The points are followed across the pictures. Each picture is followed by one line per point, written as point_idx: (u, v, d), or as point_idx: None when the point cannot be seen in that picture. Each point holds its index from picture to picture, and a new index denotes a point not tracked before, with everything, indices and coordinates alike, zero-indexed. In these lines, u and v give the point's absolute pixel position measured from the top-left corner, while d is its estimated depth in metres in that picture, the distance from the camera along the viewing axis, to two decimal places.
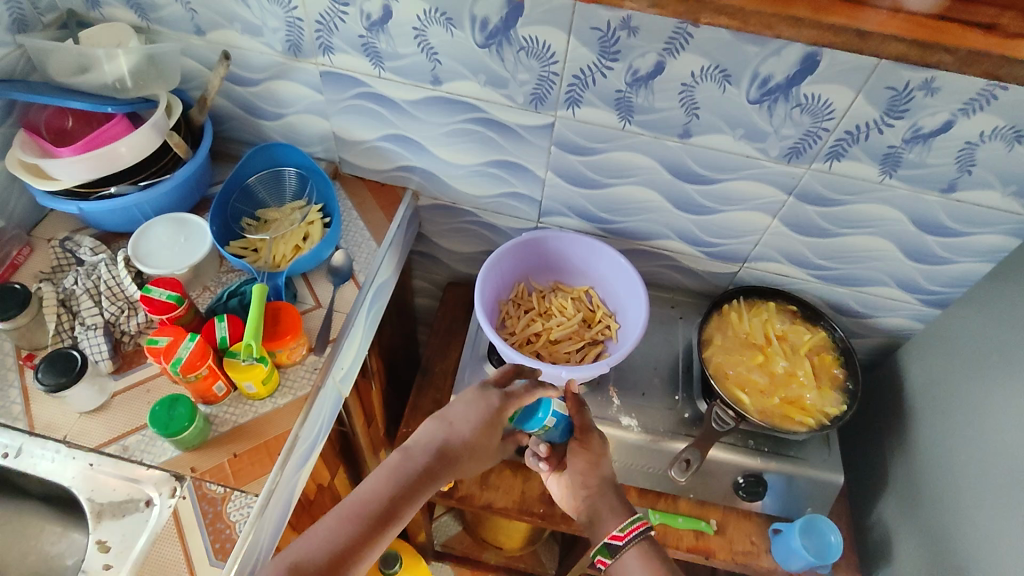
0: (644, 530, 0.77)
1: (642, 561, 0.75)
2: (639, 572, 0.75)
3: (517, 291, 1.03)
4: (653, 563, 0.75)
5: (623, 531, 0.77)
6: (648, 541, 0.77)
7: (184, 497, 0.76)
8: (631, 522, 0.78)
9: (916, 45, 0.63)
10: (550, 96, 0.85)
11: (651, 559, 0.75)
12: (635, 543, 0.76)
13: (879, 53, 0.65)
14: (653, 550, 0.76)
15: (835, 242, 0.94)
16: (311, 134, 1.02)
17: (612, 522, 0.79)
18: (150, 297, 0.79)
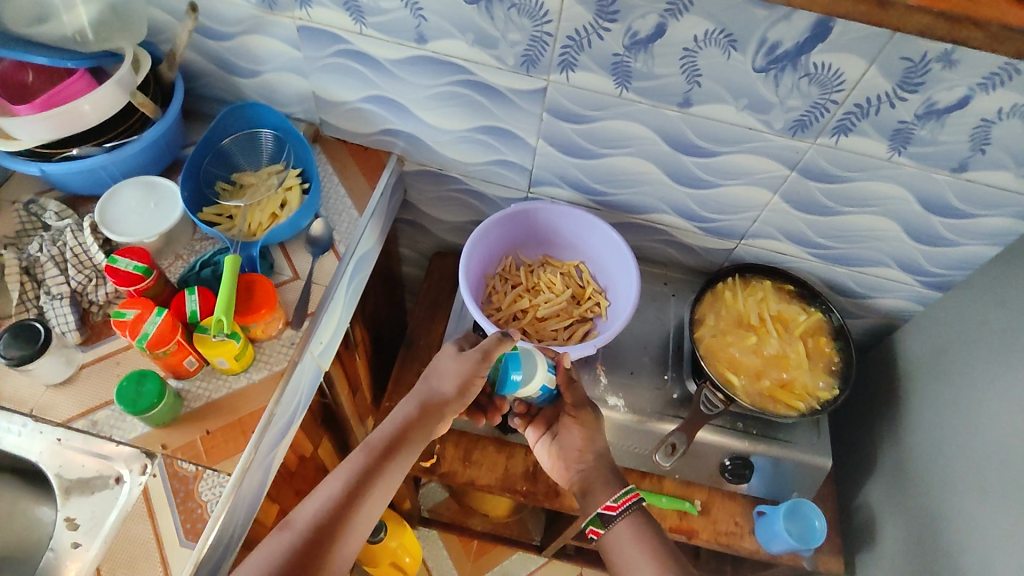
0: (636, 501, 0.78)
1: (634, 530, 0.76)
2: (630, 541, 0.75)
3: (504, 265, 1.00)
4: (645, 533, 0.76)
5: (616, 501, 0.78)
6: (641, 512, 0.78)
7: (155, 475, 0.74)
8: (623, 493, 0.79)
9: None
10: (542, 58, 0.79)
11: (644, 527, 0.76)
12: (628, 513, 0.77)
13: None
14: (646, 520, 0.77)
15: (836, 220, 0.91)
16: (290, 94, 0.96)
17: (604, 495, 0.79)
18: (116, 268, 0.75)
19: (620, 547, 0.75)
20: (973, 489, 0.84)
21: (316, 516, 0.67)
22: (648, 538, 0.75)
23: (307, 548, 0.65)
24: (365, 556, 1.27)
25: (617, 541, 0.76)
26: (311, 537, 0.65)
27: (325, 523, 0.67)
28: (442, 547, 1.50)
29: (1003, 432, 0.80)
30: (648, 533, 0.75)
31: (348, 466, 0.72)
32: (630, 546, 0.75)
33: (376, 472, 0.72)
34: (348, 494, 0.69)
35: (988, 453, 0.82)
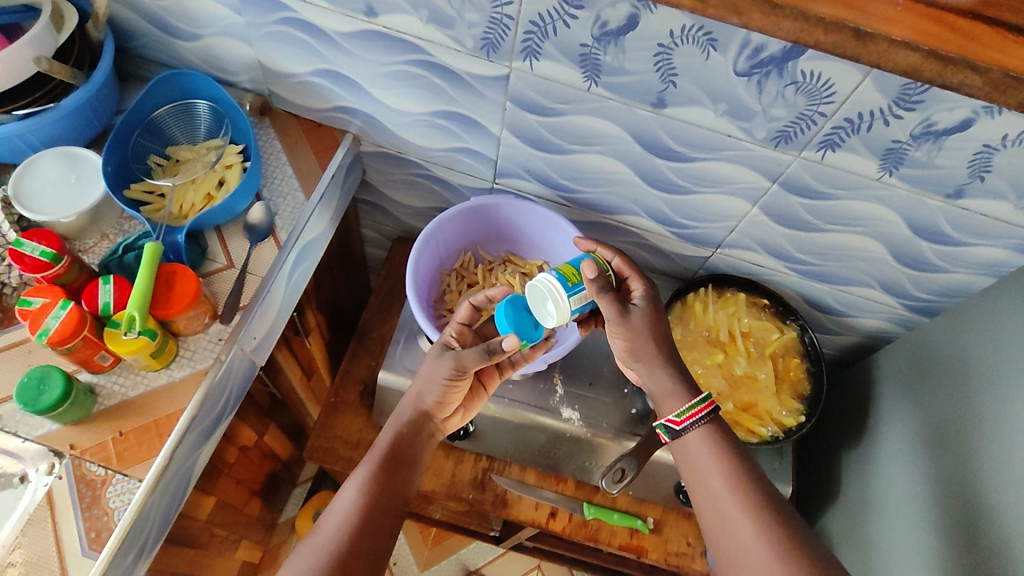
0: (709, 412, 0.71)
1: (708, 442, 0.70)
2: (702, 454, 0.70)
3: (462, 261, 0.95)
4: (715, 447, 0.69)
5: (680, 416, 0.71)
6: (711, 423, 0.71)
7: (60, 477, 0.68)
8: (690, 408, 0.71)
9: (932, 57, 0.52)
10: (503, 43, 0.71)
11: (720, 441, 0.70)
12: (699, 424, 0.71)
13: (881, 61, 0.54)
14: (720, 431, 0.71)
15: (818, 237, 0.84)
16: (235, 61, 0.88)
17: (669, 407, 0.72)
18: (21, 253, 0.68)
19: (694, 457, 0.70)
20: (920, 531, 0.79)
21: (350, 520, 0.65)
22: (724, 450, 0.69)
23: (350, 554, 0.62)
24: None
25: (686, 451, 0.71)
26: (351, 544, 0.63)
27: (363, 525, 0.65)
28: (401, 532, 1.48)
29: (957, 476, 0.75)
30: (722, 447, 0.69)
31: (367, 465, 0.70)
32: (702, 460, 0.69)
33: (393, 475, 0.70)
34: (374, 493, 0.67)
35: (937, 498, 0.78)
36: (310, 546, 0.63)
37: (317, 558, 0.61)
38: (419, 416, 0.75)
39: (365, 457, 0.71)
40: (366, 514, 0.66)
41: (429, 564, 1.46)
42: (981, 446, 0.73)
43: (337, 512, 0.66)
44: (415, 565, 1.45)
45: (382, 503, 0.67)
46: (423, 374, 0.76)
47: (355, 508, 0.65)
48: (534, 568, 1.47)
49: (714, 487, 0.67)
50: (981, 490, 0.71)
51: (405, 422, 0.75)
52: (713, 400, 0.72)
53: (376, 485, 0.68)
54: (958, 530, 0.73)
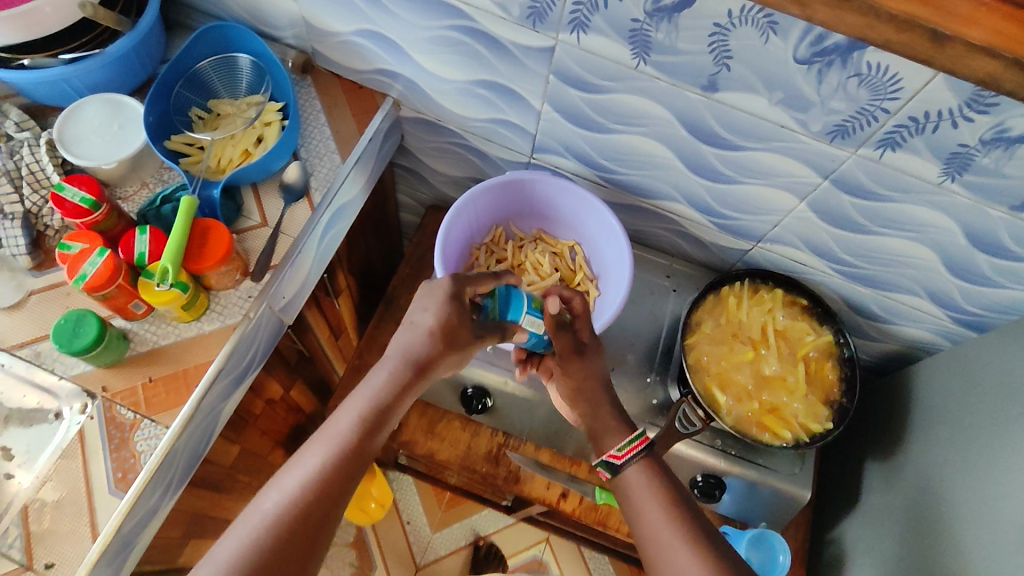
0: (645, 447, 0.72)
1: (647, 479, 0.70)
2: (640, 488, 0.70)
3: (493, 236, 0.92)
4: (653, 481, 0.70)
5: (621, 450, 0.72)
6: (651, 459, 0.71)
7: (92, 418, 0.70)
8: (631, 441, 0.72)
9: (1015, 65, 0.48)
10: (551, 14, 0.68)
11: (654, 476, 0.70)
12: (636, 459, 0.71)
13: (958, 63, 0.49)
14: (656, 469, 0.71)
15: (867, 239, 0.80)
16: (280, 17, 0.87)
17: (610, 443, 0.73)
18: (62, 197, 0.70)
19: (634, 496, 0.69)
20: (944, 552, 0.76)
21: (301, 496, 0.60)
22: (659, 484, 0.69)
23: (294, 534, 0.59)
24: None
25: (626, 488, 0.71)
26: (298, 520, 0.59)
27: (313, 506, 0.60)
28: (416, 493, 1.52)
29: (989, 503, 0.72)
30: (658, 482, 0.69)
31: (331, 437, 0.64)
32: (639, 495, 0.69)
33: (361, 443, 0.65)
34: (332, 469, 0.62)
35: (968, 523, 0.74)
36: (255, 511, 0.59)
37: (257, 535, 0.58)
38: (404, 377, 0.68)
39: (332, 423, 0.65)
40: (321, 493, 0.61)
41: (441, 525, 1.49)
42: (1018, 473, 0.69)
43: (290, 481, 0.61)
44: (427, 525, 1.49)
45: (340, 482, 0.63)
46: (422, 318, 0.69)
47: (308, 486, 0.61)
48: (542, 540, 1.49)
49: (653, 523, 0.66)
50: (1011, 520, 0.68)
51: (381, 389, 0.67)
52: (650, 435, 0.73)
53: (336, 463, 0.63)
54: (985, 557, 0.70)
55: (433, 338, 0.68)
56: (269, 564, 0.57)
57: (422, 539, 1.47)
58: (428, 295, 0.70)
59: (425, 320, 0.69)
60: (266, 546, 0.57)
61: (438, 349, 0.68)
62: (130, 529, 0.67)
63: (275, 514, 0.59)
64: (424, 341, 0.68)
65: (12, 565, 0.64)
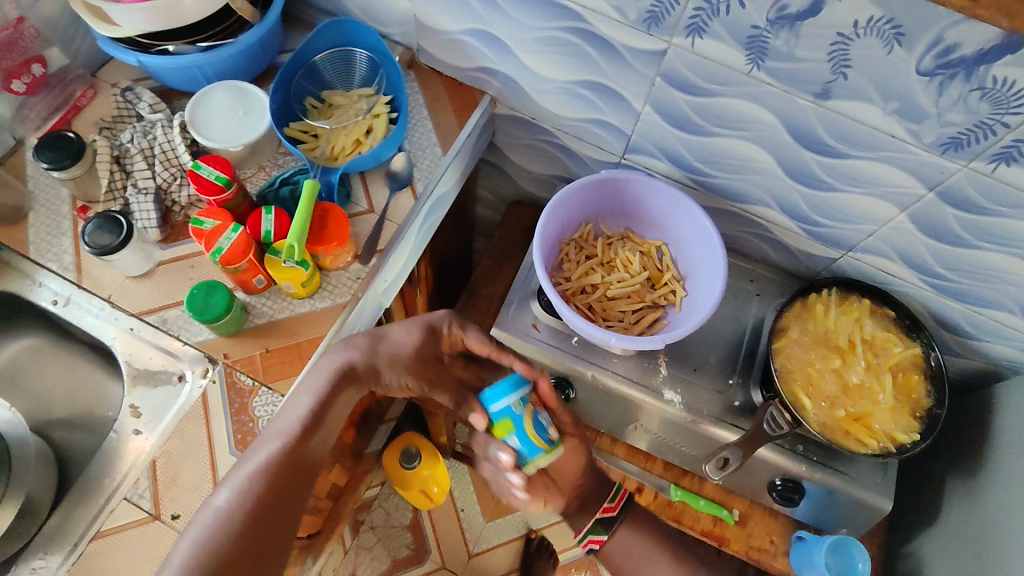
0: None
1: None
2: None
3: (582, 232, 0.95)
4: None
5: None
6: None
7: (214, 381, 0.75)
8: None
9: None
10: (668, 18, 0.71)
11: None
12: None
13: None
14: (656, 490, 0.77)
15: (965, 253, 0.80)
16: (392, 14, 0.92)
17: None
18: (199, 175, 0.74)
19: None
20: None
21: (250, 496, 0.63)
22: None
23: (247, 528, 0.62)
24: (398, 479, 1.31)
25: None
26: (247, 519, 0.63)
27: (263, 504, 0.64)
28: (471, 483, 1.55)
29: None
30: None
31: (277, 438, 0.67)
32: None
33: (303, 441, 0.68)
34: (280, 466, 0.66)
35: None
36: (205, 512, 0.63)
37: (209, 535, 0.61)
38: (340, 379, 0.72)
39: (278, 422, 0.69)
40: (271, 490, 0.65)
41: (493, 515, 1.52)
42: None
43: (237, 481, 0.64)
44: (481, 515, 1.52)
45: (287, 478, 0.66)
46: (389, 339, 0.77)
47: (257, 479, 0.64)
48: None
49: None
50: None
51: (320, 389, 0.71)
52: None
53: (283, 460, 0.66)
54: None
55: (404, 362, 0.77)
56: (223, 558, 0.60)
57: (475, 527, 1.51)
58: (406, 321, 0.79)
59: (388, 339, 0.77)
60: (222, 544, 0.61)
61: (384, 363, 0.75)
62: None
63: (225, 512, 0.62)
64: (374, 354, 0.75)
65: (141, 514, 0.69)
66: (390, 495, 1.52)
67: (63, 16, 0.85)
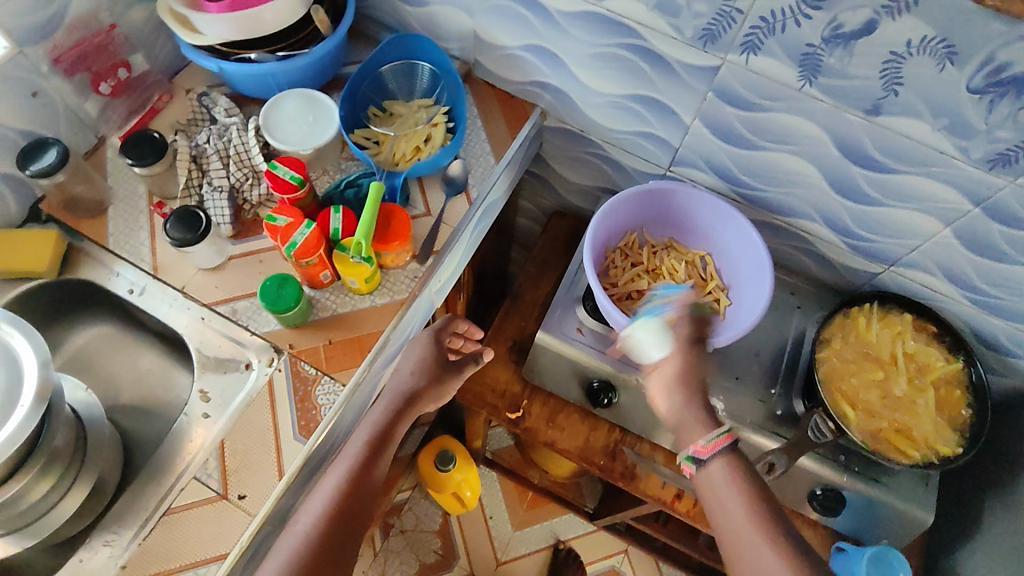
0: (729, 443, 0.71)
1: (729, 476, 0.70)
2: (725, 489, 0.69)
3: (628, 241, 0.98)
4: (740, 482, 0.69)
5: (708, 443, 0.70)
6: (734, 456, 0.71)
7: (279, 369, 0.78)
8: (717, 435, 0.71)
9: None
10: (725, 35, 0.74)
11: (737, 473, 0.70)
12: (720, 455, 0.71)
13: None
14: (738, 464, 0.71)
15: (1010, 269, 0.81)
16: (451, 30, 0.97)
17: (695, 434, 0.71)
18: (275, 174, 0.79)
19: (712, 488, 0.70)
20: None
21: (324, 520, 0.66)
22: (745, 485, 0.68)
23: (328, 542, 0.66)
24: (431, 482, 1.33)
25: (710, 483, 0.71)
26: (326, 534, 0.66)
27: (339, 520, 0.67)
28: (500, 491, 1.56)
29: None
30: (740, 479, 0.69)
31: (345, 461, 0.71)
32: (724, 491, 0.69)
33: (370, 461, 0.72)
34: (349, 489, 0.69)
35: None
36: (289, 534, 0.66)
37: (296, 551, 0.64)
38: (398, 409, 0.77)
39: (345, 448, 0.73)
40: (340, 509, 0.68)
41: (522, 524, 1.53)
42: None
43: (315, 504, 0.68)
44: (509, 523, 1.53)
45: (359, 492, 0.70)
46: (410, 358, 0.82)
47: (331, 497, 0.68)
48: (620, 551, 1.51)
49: (733, 524, 0.67)
50: None
51: (381, 416, 0.76)
52: (734, 432, 0.72)
53: (353, 479, 0.70)
54: None
55: (427, 366, 0.81)
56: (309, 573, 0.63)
57: (503, 535, 1.51)
58: (419, 339, 0.84)
59: (413, 356, 0.82)
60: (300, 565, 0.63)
61: (426, 382, 0.80)
62: (305, 473, 0.74)
63: (306, 531, 0.66)
64: (426, 379, 0.80)
65: (210, 493, 0.71)
66: (420, 500, 1.54)
67: (148, 24, 0.91)
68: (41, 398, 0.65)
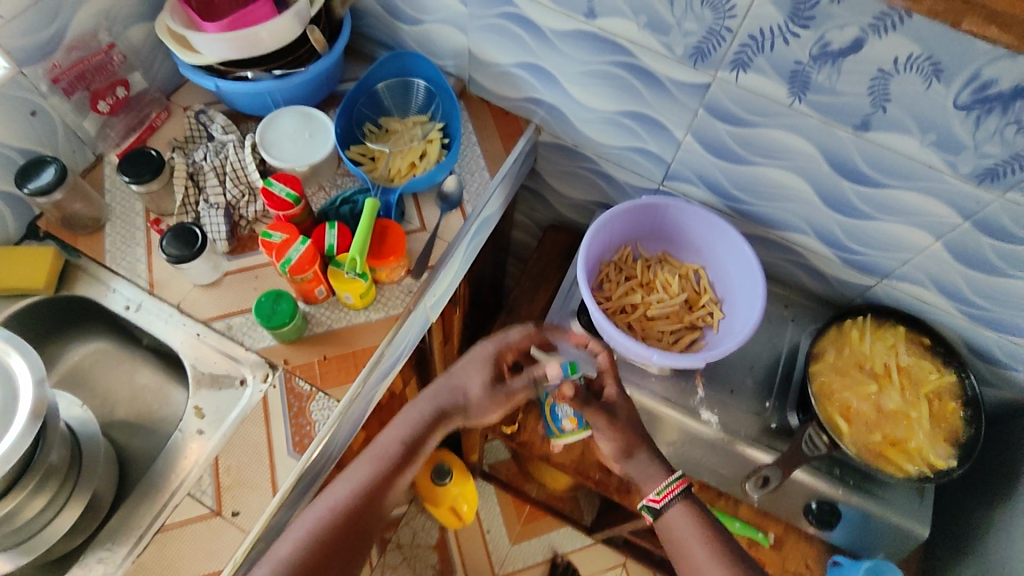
0: (682, 488, 0.78)
1: (687, 518, 0.76)
2: (684, 529, 0.76)
3: (622, 255, 0.98)
4: (696, 522, 0.76)
5: (660, 493, 0.78)
6: (687, 500, 0.78)
7: (274, 386, 0.78)
8: (668, 483, 0.78)
9: None
10: (714, 53, 0.75)
11: (694, 515, 0.76)
12: (676, 499, 0.77)
13: None
14: (694, 508, 0.77)
15: (1001, 282, 0.82)
16: (446, 47, 0.98)
17: (649, 486, 0.79)
18: (271, 192, 0.79)
19: (672, 532, 0.76)
20: None
21: (344, 509, 0.69)
22: (701, 524, 0.75)
23: (335, 540, 0.67)
24: (428, 496, 1.33)
25: (670, 528, 0.77)
26: (336, 530, 0.67)
27: (350, 523, 0.68)
28: (497, 504, 1.56)
29: None
30: (699, 520, 0.76)
31: (372, 462, 0.73)
32: (685, 530, 0.75)
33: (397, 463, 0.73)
34: (368, 493, 0.70)
35: None
36: (301, 524, 0.67)
37: (304, 543, 0.66)
38: (440, 414, 0.78)
39: (376, 447, 0.74)
40: (354, 511, 0.69)
41: (520, 538, 1.52)
42: None
43: (332, 498, 0.69)
44: (506, 537, 1.52)
45: (377, 496, 0.71)
46: (463, 367, 0.81)
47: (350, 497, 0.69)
48: (618, 566, 1.50)
49: (694, 556, 0.73)
50: None
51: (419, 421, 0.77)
52: (686, 478, 0.79)
53: (373, 483, 0.71)
54: None
55: (476, 389, 0.79)
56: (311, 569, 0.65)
57: (501, 549, 1.50)
58: (472, 356, 0.82)
59: (466, 371, 0.81)
60: (317, 544, 0.66)
61: (473, 401, 0.79)
62: (299, 490, 0.74)
63: (316, 526, 0.67)
64: (471, 390, 0.80)
65: (204, 510, 0.71)
66: (417, 514, 1.53)
67: (147, 43, 0.92)
68: (36, 415, 0.65)
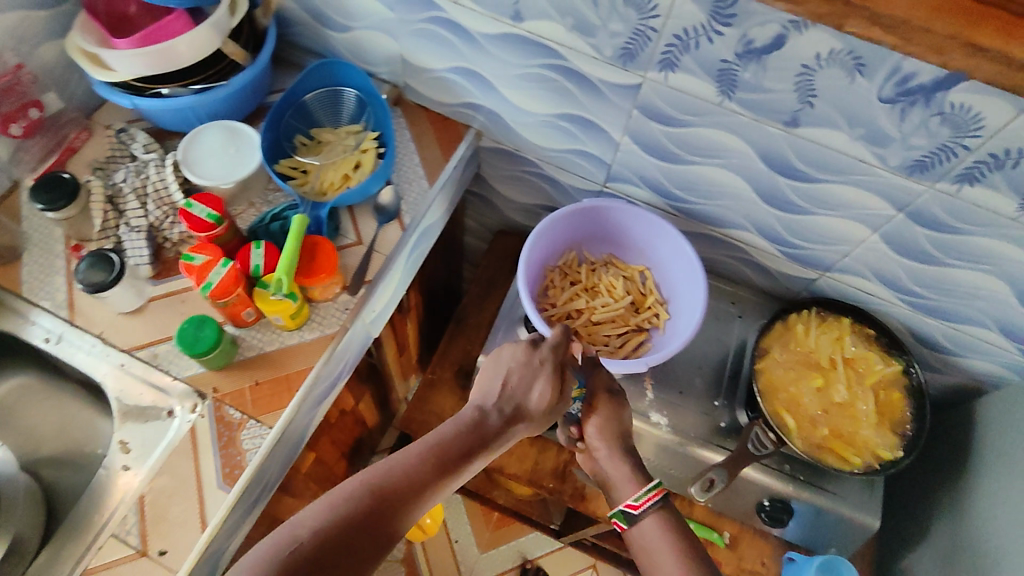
0: (661, 498, 0.70)
1: (662, 531, 0.68)
2: (659, 541, 0.67)
3: (567, 260, 0.97)
4: (675, 533, 0.68)
5: (639, 500, 0.69)
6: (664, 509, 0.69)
7: (202, 416, 0.75)
8: (647, 491, 0.70)
9: None
10: (642, 53, 0.74)
11: (671, 527, 0.68)
12: (653, 510, 0.69)
13: None
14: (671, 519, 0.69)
15: (938, 271, 0.82)
16: (378, 54, 0.95)
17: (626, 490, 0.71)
18: (191, 213, 0.76)
19: (645, 545, 0.68)
20: None
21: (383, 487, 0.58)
22: (679, 538, 0.67)
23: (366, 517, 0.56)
24: None
25: (643, 539, 0.69)
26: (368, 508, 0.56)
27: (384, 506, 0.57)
28: (465, 513, 1.53)
29: None
30: (677, 533, 0.67)
31: (421, 446, 0.62)
32: (657, 544, 0.67)
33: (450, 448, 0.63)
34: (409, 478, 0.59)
35: None
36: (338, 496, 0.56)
37: (337, 513, 0.55)
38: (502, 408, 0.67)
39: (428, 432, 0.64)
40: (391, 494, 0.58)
41: (488, 546, 1.50)
42: None
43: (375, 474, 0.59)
44: (475, 546, 1.50)
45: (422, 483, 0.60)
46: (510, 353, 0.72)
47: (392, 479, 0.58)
48: (588, 567, 1.49)
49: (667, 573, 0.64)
50: None
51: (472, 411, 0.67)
52: (664, 486, 0.71)
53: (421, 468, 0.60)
54: None
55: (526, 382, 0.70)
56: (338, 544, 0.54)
57: (469, 558, 1.49)
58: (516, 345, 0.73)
59: (514, 360, 0.71)
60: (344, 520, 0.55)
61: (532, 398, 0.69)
62: (230, 524, 0.71)
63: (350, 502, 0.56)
64: (523, 381, 0.70)
65: (128, 551, 0.68)
66: None
67: (59, 61, 0.88)
68: None
